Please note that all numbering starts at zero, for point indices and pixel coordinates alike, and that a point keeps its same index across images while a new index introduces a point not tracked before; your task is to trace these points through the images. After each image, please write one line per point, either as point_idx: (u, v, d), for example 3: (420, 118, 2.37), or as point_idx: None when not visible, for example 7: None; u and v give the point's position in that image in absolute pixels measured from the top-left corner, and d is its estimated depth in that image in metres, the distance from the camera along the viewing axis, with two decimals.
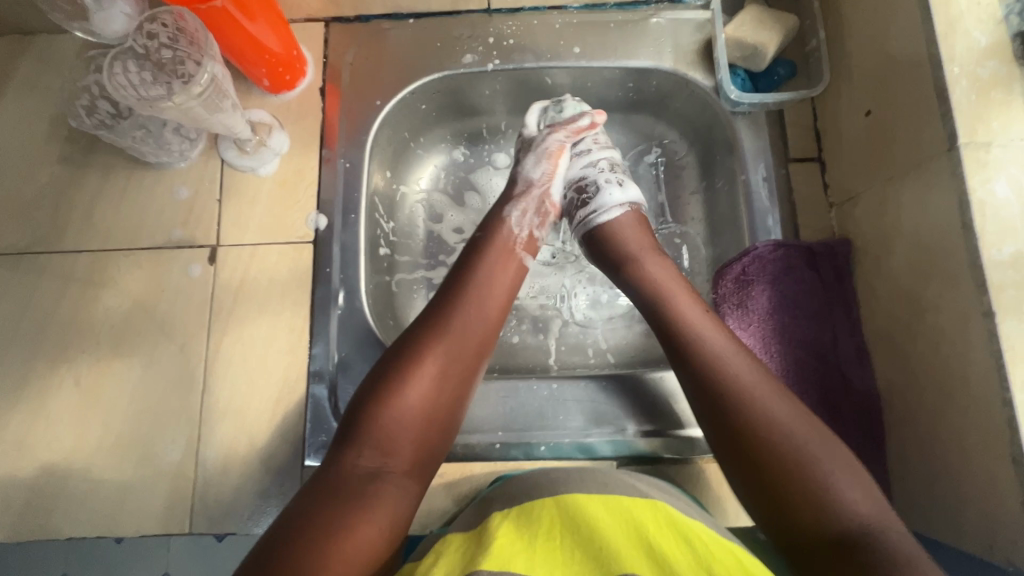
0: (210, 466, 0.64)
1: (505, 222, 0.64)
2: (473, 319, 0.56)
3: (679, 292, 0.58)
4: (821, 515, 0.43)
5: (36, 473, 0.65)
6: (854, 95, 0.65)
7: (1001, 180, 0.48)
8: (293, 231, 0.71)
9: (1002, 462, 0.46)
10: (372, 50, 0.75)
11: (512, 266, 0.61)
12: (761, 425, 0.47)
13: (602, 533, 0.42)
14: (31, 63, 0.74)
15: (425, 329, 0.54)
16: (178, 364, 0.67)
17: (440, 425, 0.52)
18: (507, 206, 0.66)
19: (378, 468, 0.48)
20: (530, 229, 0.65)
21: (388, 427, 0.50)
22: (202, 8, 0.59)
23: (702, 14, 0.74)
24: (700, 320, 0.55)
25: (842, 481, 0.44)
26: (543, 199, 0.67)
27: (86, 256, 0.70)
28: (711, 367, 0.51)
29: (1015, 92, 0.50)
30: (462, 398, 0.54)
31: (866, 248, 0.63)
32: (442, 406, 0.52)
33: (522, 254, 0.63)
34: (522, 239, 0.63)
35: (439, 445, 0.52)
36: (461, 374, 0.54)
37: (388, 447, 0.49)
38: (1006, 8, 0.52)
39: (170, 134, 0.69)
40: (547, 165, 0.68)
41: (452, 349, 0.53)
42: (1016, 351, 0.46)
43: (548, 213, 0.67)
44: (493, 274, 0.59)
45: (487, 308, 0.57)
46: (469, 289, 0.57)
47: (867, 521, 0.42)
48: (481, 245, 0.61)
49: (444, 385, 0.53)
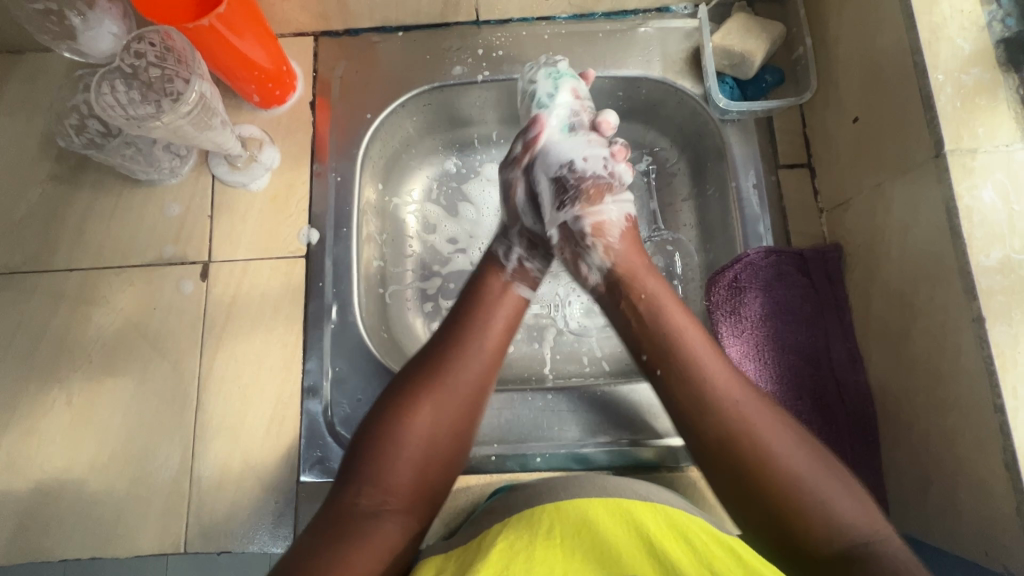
0: (204, 485, 0.64)
1: (494, 258, 0.62)
2: (475, 355, 0.54)
3: (668, 301, 0.55)
4: (821, 527, 0.45)
5: (29, 495, 0.64)
6: (842, 102, 0.65)
7: (987, 187, 0.49)
8: (286, 246, 0.70)
9: (995, 466, 0.46)
10: (361, 63, 0.75)
11: (511, 301, 0.59)
12: (756, 446, 0.47)
13: (603, 537, 0.42)
14: (19, 82, 0.74)
15: (426, 363, 0.54)
16: (171, 382, 0.67)
17: (442, 463, 0.52)
18: (495, 244, 0.64)
19: (377, 505, 0.48)
20: (519, 260, 0.62)
21: (388, 466, 0.49)
22: (190, 26, 0.58)
23: (689, 22, 0.74)
24: (696, 339, 0.53)
25: (829, 490, 0.46)
26: (523, 232, 0.64)
27: (76, 275, 0.69)
28: (701, 380, 0.50)
29: (1000, 97, 0.50)
30: (465, 436, 0.53)
31: (856, 254, 0.63)
32: (445, 441, 0.52)
33: (517, 285, 0.60)
34: (513, 273, 0.61)
35: (441, 480, 0.52)
36: (462, 413, 0.53)
37: (389, 486, 0.49)
38: (988, 15, 0.52)
39: (160, 151, 0.70)
40: (509, 201, 0.64)
41: (453, 384, 0.53)
42: (1007, 357, 0.46)
43: (536, 243, 0.64)
44: (497, 306, 0.58)
45: (488, 345, 0.55)
46: (469, 322, 0.56)
47: (858, 534, 0.44)
48: (482, 276, 0.61)
49: (445, 421, 0.52)
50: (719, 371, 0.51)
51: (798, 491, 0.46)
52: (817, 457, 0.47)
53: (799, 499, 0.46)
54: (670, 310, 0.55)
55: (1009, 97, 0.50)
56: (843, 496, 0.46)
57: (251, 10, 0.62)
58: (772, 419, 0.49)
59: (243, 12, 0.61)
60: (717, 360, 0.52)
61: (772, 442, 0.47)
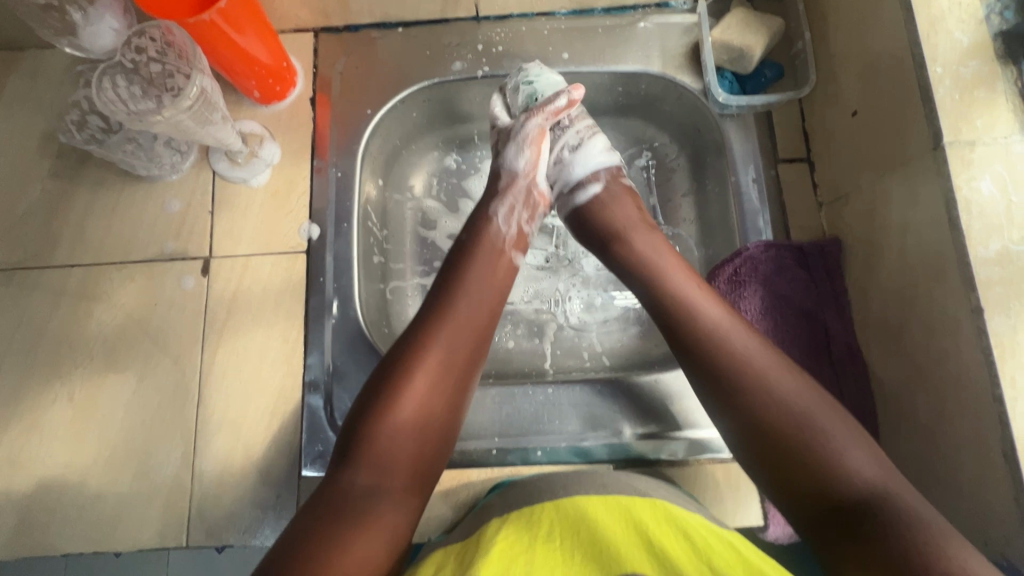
0: (206, 479, 0.64)
1: (491, 222, 0.63)
2: (464, 329, 0.55)
3: (667, 255, 0.58)
4: (832, 480, 0.44)
5: (32, 489, 0.64)
6: (841, 96, 0.65)
7: (986, 178, 0.49)
8: (287, 241, 0.71)
9: (995, 457, 0.47)
10: (362, 59, 0.75)
11: (502, 267, 0.60)
12: (759, 405, 0.48)
13: (602, 533, 0.42)
14: (20, 79, 0.74)
15: (415, 341, 0.53)
16: (172, 377, 0.67)
17: (436, 439, 0.52)
18: (491, 203, 0.65)
19: (375, 484, 0.48)
20: (518, 225, 0.64)
21: (383, 445, 0.49)
22: (191, 22, 0.58)
23: (688, 18, 0.74)
24: (693, 294, 0.54)
25: (844, 444, 0.45)
26: (532, 191, 0.65)
27: (78, 271, 0.70)
28: (707, 340, 0.51)
29: (998, 89, 0.50)
30: (457, 409, 0.54)
31: (856, 247, 0.64)
32: (438, 416, 0.52)
33: (511, 252, 0.62)
34: (509, 238, 0.63)
35: (437, 456, 0.52)
36: (453, 386, 0.53)
37: (386, 465, 0.49)
38: (986, 8, 0.53)
39: (161, 147, 0.70)
40: (530, 152, 0.65)
41: (443, 360, 0.53)
42: (1006, 348, 0.46)
43: (537, 204, 0.66)
44: (484, 280, 0.58)
45: (478, 315, 0.56)
46: (456, 296, 0.56)
47: (869, 483, 0.44)
48: (472, 250, 0.60)
49: (437, 397, 0.52)
50: (723, 326, 0.52)
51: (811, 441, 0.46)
52: (833, 410, 0.47)
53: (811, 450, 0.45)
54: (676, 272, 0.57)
55: (1007, 89, 0.50)
56: (859, 452, 0.45)
57: (251, 5, 0.62)
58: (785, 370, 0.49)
59: (243, 8, 0.61)
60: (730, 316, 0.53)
61: (783, 392, 0.48)
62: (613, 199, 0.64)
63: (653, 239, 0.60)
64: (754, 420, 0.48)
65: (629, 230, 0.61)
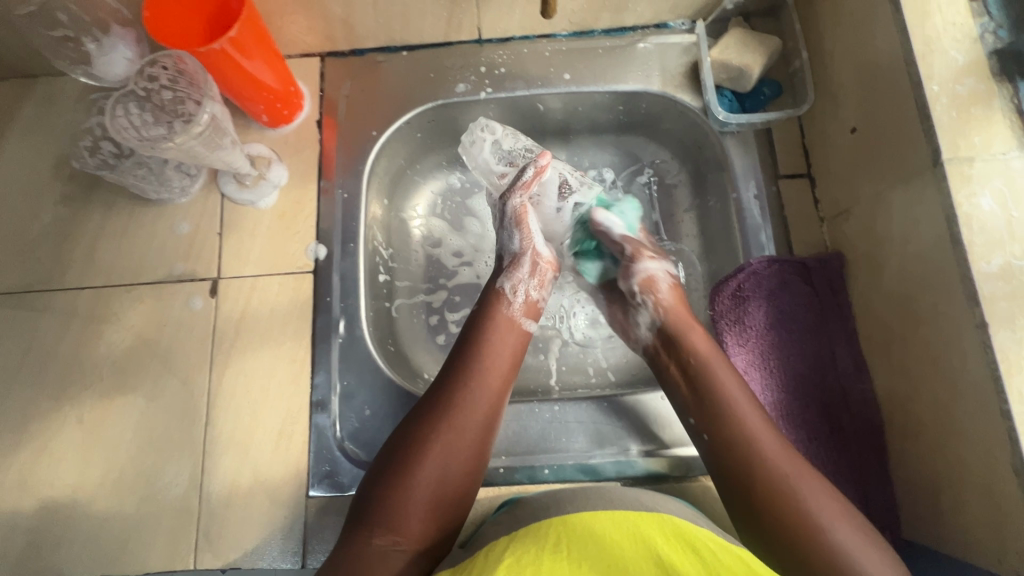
0: (214, 501, 0.64)
1: (500, 292, 0.64)
2: (482, 390, 0.56)
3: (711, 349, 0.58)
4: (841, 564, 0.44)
5: (41, 512, 0.64)
6: (840, 112, 0.66)
7: (985, 194, 0.50)
8: (293, 261, 0.71)
9: (1005, 473, 0.46)
10: (367, 82, 0.76)
11: (516, 334, 0.62)
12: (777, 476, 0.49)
13: (610, 545, 0.42)
14: (32, 106, 0.76)
15: (438, 402, 0.55)
16: (181, 399, 0.67)
17: (453, 503, 0.52)
18: (499, 278, 0.66)
19: (390, 546, 0.48)
20: (526, 293, 0.65)
21: (400, 506, 0.49)
22: (202, 51, 0.59)
23: (687, 38, 0.75)
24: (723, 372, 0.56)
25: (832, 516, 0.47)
26: (535, 260, 0.67)
27: (88, 293, 0.70)
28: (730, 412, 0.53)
29: (995, 106, 0.51)
30: (476, 474, 0.54)
31: (859, 262, 0.64)
32: (455, 481, 0.52)
33: (522, 320, 0.63)
34: (520, 306, 0.64)
35: (452, 522, 0.52)
36: (472, 451, 0.53)
37: (400, 525, 0.49)
38: (980, 27, 0.54)
39: (170, 171, 0.72)
40: (520, 231, 0.67)
41: (463, 425, 0.54)
42: (1012, 362, 0.46)
43: (544, 270, 0.67)
44: (500, 342, 0.60)
45: (496, 379, 0.57)
46: (478, 360, 0.58)
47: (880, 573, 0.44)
48: (488, 314, 0.62)
49: (456, 462, 0.52)
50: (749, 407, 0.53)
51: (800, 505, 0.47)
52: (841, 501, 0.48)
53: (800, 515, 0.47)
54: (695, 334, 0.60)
55: (1004, 106, 0.51)
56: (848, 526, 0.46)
57: (260, 33, 0.64)
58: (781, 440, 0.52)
59: (253, 35, 0.63)
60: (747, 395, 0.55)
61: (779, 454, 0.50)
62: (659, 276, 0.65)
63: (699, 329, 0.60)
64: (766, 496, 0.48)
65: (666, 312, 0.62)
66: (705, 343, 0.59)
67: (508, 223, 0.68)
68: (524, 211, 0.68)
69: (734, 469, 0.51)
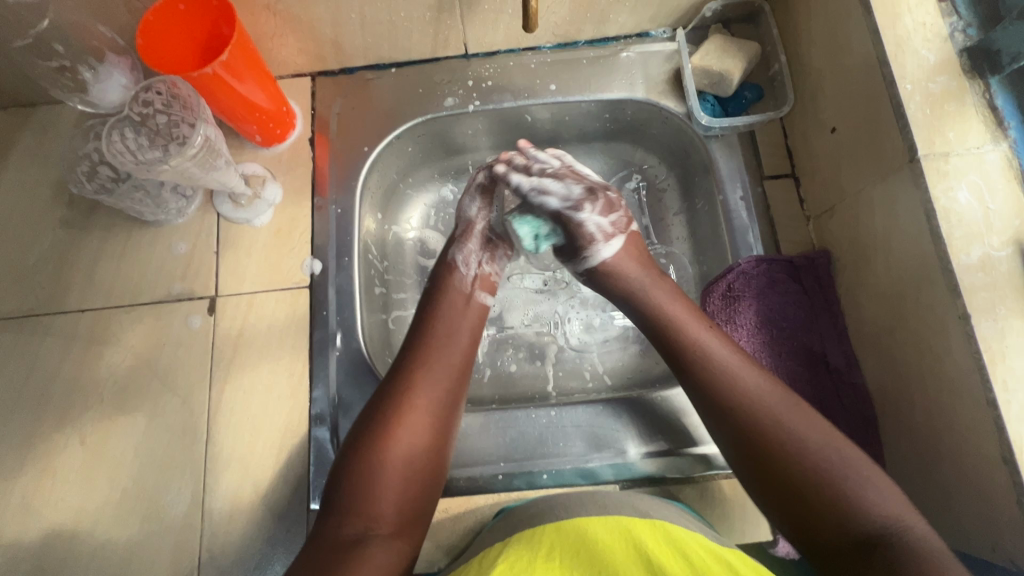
0: (216, 517, 0.65)
1: (454, 264, 0.65)
2: (443, 367, 0.57)
3: (691, 316, 0.58)
4: (846, 513, 0.46)
5: (46, 533, 0.65)
6: (820, 113, 0.68)
7: (962, 188, 0.51)
8: (290, 277, 0.73)
9: (994, 460, 0.47)
10: (357, 100, 0.78)
11: (474, 311, 0.63)
12: (779, 438, 0.50)
13: (601, 550, 0.43)
14: (30, 135, 0.77)
15: (398, 384, 0.55)
16: (181, 416, 0.68)
17: (421, 481, 0.53)
18: (452, 248, 0.67)
19: (363, 532, 0.49)
20: (480, 267, 0.66)
21: (369, 490, 0.50)
22: (195, 76, 0.61)
23: (669, 45, 0.77)
24: (709, 334, 0.56)
25: (856, 478, 0.47)
26: (486, 236, 0.68)
27: (88, 315, 0.72)
28: (718, 378, 0.53)
29: (967, 103, 0.53)
30: (441, 452, 0.55)
31: (845, 259, 0.65)
32: (423, 458, 0.53)
33: (478, 294, 0.64)
34: (475, 281, 0.65)
35: (423, 499, 0.53)
36: (435, 427, 0.55)
37: (371, 511, 0.50)
38: (950, 27, 0.55)
39: (168, 193, 0.73)
40: (480, 203, 0.68)
41: (426, 402, 0.55)
42: (995, 351, 0.47)
43: (497, 248, 0.68)
44: (457, 321, 0.61)
45: (455, 355, 0.58)
46: (435, 339, 0.59)
47: (890, 518, 0.46)
48: (443, 290, 0.63)
49: (422, 440, 0.53)
50: (747, 374, 0.53)
51: (827, 478, 0.47)
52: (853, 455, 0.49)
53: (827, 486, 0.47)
54: (683, 314, 0.58)
55: (976, 102, 0.53)
56: (876, 486, 0.47)
57: (251, 55, 0.65)
58: (796, 406, 0.51)
59: (244, 59, 0.64)
60: (743, 359, 0.54)
61: (796, 427, 0.50)
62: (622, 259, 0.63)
63: (672, 298, 0.60)
64: (768, 455, 0.50)
65: (645, 283, 0.61)
66: (693, 324, 0.57)
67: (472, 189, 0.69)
68: (489, 186, 0.69)
69: (754, 452, 0.50)
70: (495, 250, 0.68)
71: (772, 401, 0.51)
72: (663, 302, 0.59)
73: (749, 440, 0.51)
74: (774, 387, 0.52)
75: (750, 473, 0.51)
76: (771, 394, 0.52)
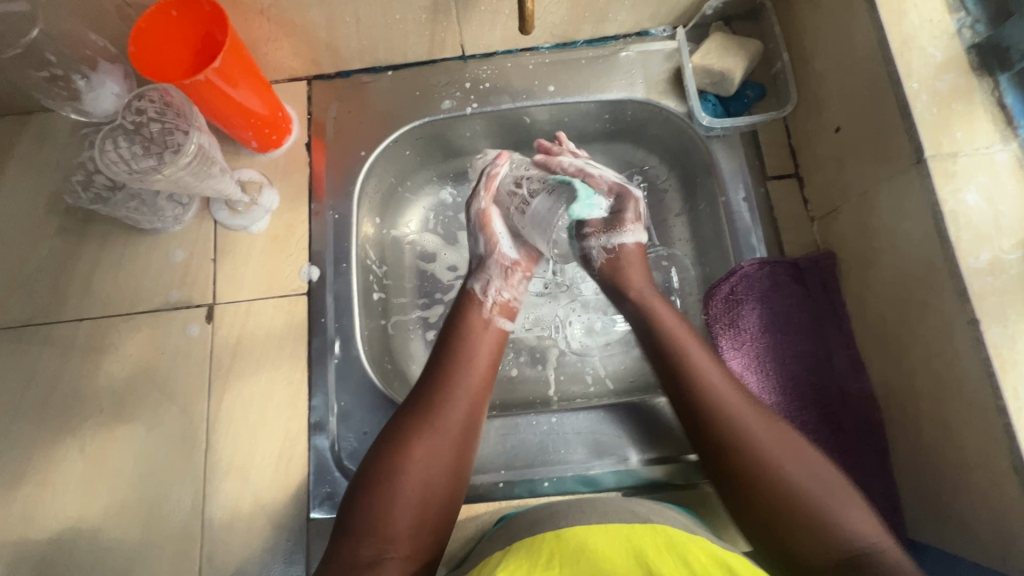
0: (216, 527, 0.64)
1: (472, 293, 0.65)
2: (463, 389, 0.56)
3: (679, 326, 0.59)
4: (817, 537, 0.46)
5: (48, 543, 0.65)
6: (824, 112, 0.66)
7: (970, 189, 0.49)
8: (288, 284, 0.72)
9: (1004, 469, 0.46)
10: (354, 104, 0.77)
11: (491, 335, 0.62)
12: (755, 453, 0.50)
13: (602, 558, 0.42)
14: (26, 143, 0.77)
15: (420, 405, 0.55)
16: (181, 426, 0.68)
17: (440, 504, 0.52)
18: (470, 281, 0.67)
19: (378, 555, 0.48)
20: (498, 295, 0.66)
21: (385, 512, 0.50)
22: (187, 83, 0.60)
23: (669, 44, 0.76)
24: (693, 347, 0.57)
25: (831, 500, 0.47)
26: (501, 263, 0.67)
27: (86, 324, 0.71)
28: (700, 390, 0.54)
29: (975, 101, 0.51)
30: (461, 475, 0.54)
31: (850, 261, 0.64)
32: (442, 481, 0.53)
33: (497, 319, 0.64)
34: (493, 307, 0.64)
35: (442, 522, 0.52)
36: (455, 450, 0.54)
37: (388, 533, 0.49)
38: (958, 23, 0.54)
39: (163, 202, 0.73)
40: (485, 235, 0.68)
41: (446, 425, 0.54)
42: (1005, 357, 0.46)
43: (514, 271, 0.68)
44: (475, 341, 0.60)
45: (476, 377, 0.58)
46: (455, 360, 0.58)
47: (865, 542, 0.45)
48: (462, 313, 0.63)
49: (441, 462, 0.53)
50: (726, 389, 0.54)
51: (803, 499, 0.47)
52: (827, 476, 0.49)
53: (800, 510, 0.47)
54: (678, 330, 0.59)
55: (985, 100, 0.51)
56: (852, 509, 0.47)
57: (245, 61, 0.64)
58: (772, 424, 0.51)
59: (238, 65, 0.63)
60: (723, 374, 0.55)
61: (773, 447, 0.50)
62: (630, 262, 0.66)
63: (670, 313, 0.61)
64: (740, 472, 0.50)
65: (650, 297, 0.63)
66: (691, 343, 0.57)
67: (474, 227, 0.69)
68: (489, 214, 0.69)
69: (723, 467, 0.51)
70: (511, 273, 0.67)
71: (746, 416, 0.52)
72: (665, 317, 0.60)
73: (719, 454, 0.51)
74: (751, 405, 0.53)
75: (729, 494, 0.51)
76: (748, 410, 0.52)
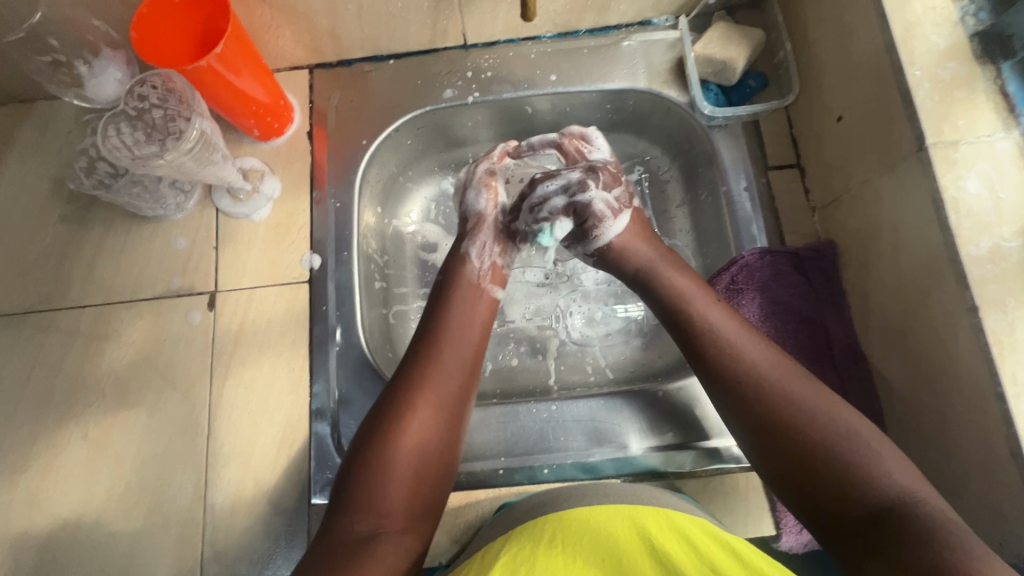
0: (218, 513, 0.65)
1: (466, 258, 0.65)
2: (455, 363, 0.57)
3: (695, 287, 0.58)
4: (852, 487, 0.45)
5: (52, 527, 0.65)
6: (826, 101, 0.66)
7: (971, 177, 0.49)
8: (289, 272, 0.72)
9: (1002, 456, 0.46)
10: (355, 92, 0.77)
11: (485, 303, 0.63)
12: (779, 407, 0.49)
13: (606, 539, 0.42)
14: (28, 131, 0.77)
15: (411, 379, 0.55)
16: (183, 412, 0.68)
17: (433, 477, 0.53)
18: (463, 243, 0.67)
19: (373, 529, 0.48)
20: (492, 258, 0.66)
21: (379, 487, 0.50)
22: (189, 69, 0.60)
23: (672, 34, 0.76)
24: (714, 311, 0.56)
25: (866, 451, 0.46)
26: (496, 225, 0.67)
27: (88, 311, 0.72)
28: (726, 352, 0.53)
29: (978, 89, 0.51)
30: (454, 447, 0.55)
31: (851, 251, 0.64)
32: (435, 452, 0.53)
33: (488, 285, 0.64)
34: (486, 270, 0.65)
35: (434, 494, 0.53)
36: (449, 422, 0.55)
37: (380, 507, 0.49)
38: (960, 11, 0.54)
39: (166, 188, 0.73)
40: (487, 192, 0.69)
41: (438, 398, 0.55)
42: (1004, 344, 0.46)
43: (503, 242, 0.67)
44: (467, 314, 0.61)
45: (466, 351, 0.58)
46: (446, 333, 0.59)
47: (904, 491, 0.44)
48: (461, 283, 0.63)
49: (435, 434, 0.53)
50: (749, 347, 0.53)
51: (835, 452, 0.46)
52: (857, 429, 0.47)
53: (842, 459, 0.46)
54: (695, 292, 0.58)
55: (987, 88, 0.51)
56: (891, 456, 0.46)
57: (247, 48, 0.64)
58: (797, 379, 0.51)
59: (240, 52, 0.63)
60: (746, 333, 0.54)
61: (801, 400, 0.49)
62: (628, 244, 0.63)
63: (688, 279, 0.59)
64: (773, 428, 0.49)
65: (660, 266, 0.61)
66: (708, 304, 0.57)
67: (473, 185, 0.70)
68: (490, 176, 0.70)
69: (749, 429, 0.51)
70: (504, 239, 0.67)
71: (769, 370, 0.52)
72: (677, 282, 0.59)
73: (750, 411, 0.51)
74: (777, 359, 0.52)
75: (758, 451, 0.50)
76: (774, 367, 0.52)
